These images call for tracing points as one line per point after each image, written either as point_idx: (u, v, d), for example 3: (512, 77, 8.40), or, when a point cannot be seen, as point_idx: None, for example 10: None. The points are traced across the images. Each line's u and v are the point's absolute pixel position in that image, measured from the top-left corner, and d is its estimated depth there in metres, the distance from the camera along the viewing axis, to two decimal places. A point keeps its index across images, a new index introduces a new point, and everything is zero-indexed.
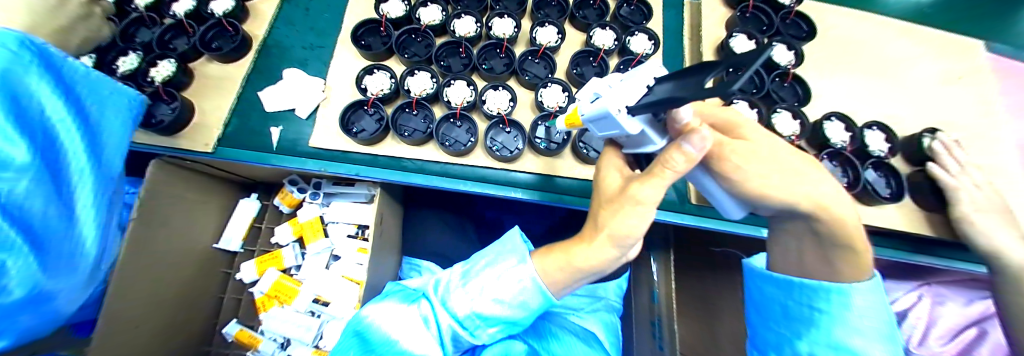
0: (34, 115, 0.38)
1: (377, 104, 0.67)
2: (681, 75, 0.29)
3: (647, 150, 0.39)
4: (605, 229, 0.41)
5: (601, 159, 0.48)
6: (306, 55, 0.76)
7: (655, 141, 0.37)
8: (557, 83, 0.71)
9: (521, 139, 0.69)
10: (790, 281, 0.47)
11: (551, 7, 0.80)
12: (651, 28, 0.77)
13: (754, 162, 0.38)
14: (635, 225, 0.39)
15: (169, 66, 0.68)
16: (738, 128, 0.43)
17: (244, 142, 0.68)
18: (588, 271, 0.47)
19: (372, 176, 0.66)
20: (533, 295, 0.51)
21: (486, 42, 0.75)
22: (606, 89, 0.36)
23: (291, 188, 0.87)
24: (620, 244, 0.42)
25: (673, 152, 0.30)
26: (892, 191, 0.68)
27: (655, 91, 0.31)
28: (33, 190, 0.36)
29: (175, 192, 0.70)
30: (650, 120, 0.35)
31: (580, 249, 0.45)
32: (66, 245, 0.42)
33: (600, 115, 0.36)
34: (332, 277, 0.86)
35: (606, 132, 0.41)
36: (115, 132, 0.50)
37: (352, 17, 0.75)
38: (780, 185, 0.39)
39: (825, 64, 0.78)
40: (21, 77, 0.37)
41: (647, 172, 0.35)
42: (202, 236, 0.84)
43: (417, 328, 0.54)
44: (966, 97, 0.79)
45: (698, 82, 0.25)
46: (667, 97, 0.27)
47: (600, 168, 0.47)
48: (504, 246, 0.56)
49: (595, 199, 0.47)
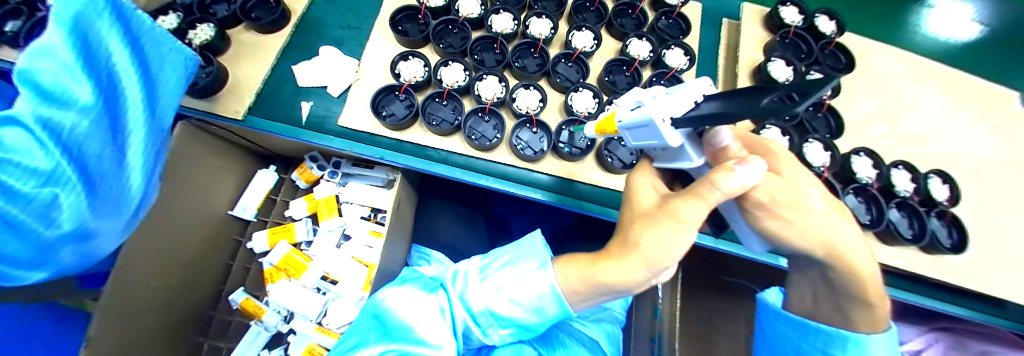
0: (102, 61, 0.41)
1: (408, 90, 0.67)
2: (729, 97, 0.27)
3: (681, 165, 0.38)
4: (638, 247, 0.41)
5: (632, 175, 0.48)
6: (342, 35, 0.77)
7: (692, 157, 0.36)
8: (588, 89, 0.71)
9: (546, 141, 0.69)
10: (806, 325, 0.47)
11: (589, 12, 0.80)
12: (687, 43, 0.76)
13: (783, 199, 0.38)
14: (672, 247, 0.39)
15: (208, 30, 0.69)
16: (775, 152, 0.41)
17: (273, 114, 0.69)
18: (613, 289, 0.46)
19: (396, 160, 0.66)
20: (551, 302, 0.51)
21: (521, 40, 0.75)
22: (650, 97, 0.35)
23: (311, 164, 0.87)
24: (652, 264, 0.41)
25: (724, 172, 0.30)
26: (916, 232, 0.66)
27: (704, 107, 0.31)
28: (91, 132, 0.39)
29: (197, 155, 0.70)
30: (690, 135, 0.35)
31: (609, 265, 0.45)
32: (115, 190, 0.43)
33: (642, 124, 0.35)
34: (342, 257, 0.87)
35: (641, 141, 0.40)
36: (170, 93, 0.51)
37: (392, 1, 0.75)
38: (803, 226, 0.39)
39: (860, 98, 0.77)
40: (95, 23, 0.39)
41: (691, 190, 0.34)
42: (218, 201, 0.84)
43: (431, 318, 0.54)
44: (1000, 148, 0.78)
45: (746, 104, 0.23)
46: (716, 114, 0.27)
47: (632, 185, 0.47)
48: (524, 247, 0.56)
49: (625, 215, 0.47)
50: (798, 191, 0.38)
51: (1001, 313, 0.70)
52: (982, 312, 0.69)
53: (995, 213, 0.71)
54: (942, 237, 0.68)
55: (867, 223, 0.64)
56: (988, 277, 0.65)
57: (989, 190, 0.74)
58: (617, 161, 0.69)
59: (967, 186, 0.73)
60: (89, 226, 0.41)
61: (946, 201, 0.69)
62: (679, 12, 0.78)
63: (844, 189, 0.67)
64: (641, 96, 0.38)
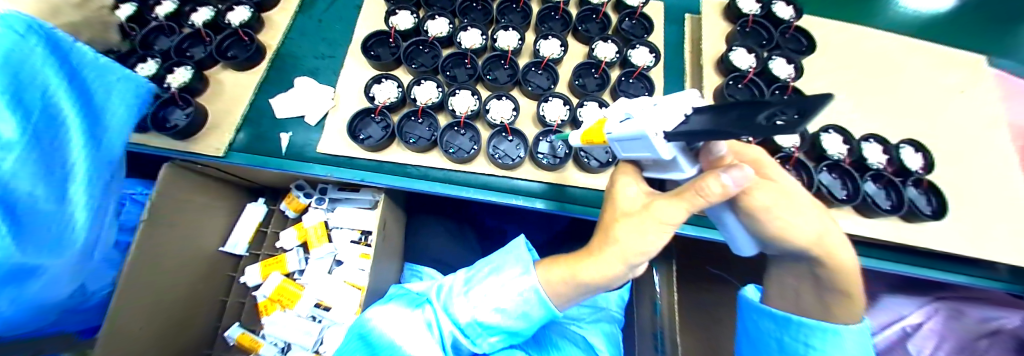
0: (33, 92, 0.40)
1: (383, 111, 0.68)
2: (723, 111, 0.24)
3: (672, 176, 0.38)
4: (617, 244, 0.41)
5: (615, 174, 0.46)
6: (316, 64, 0.79)
7: (684, 168, 0.35)
8: (558, 97, 0.74)
9: (522, 148, 0.71)
10: (787, 318, 0.46)
11: (554, 21, 0.83)
12: (652, 41, 0.79)
13: (775, 204, 0.38)
14: (648, 242, 0.39)
15: (187, 73, 0.71)
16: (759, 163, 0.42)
17: (254, 147, 0.70)
18: (593, 287, 0.47)
19: (376, 181, 0.67)
20: (535, 306, 0.52)
21: (491, 53, 0.77)
22: (643, 110, 0.34)
23: (297, 192, 0.89)
24: (629, 260, 0.42)
25: (712, 178, 0.29)
26: (895, 203, 0.67)
27: (698, 119, 0.28)
28: (20, 167, 0.37)
29: (184, 192, 0.71)
30: (683, 147, 0.34)
31: (589, 262, 0.45)
32: (52, 229, 0.42)
33: (633, 137, 0.34)
34: (334, 282, 0.86)
35: (630, 152, 0.39)
36: (120, 123, 0.52)
37: (362, 27, 0.77)
38: (798, 227, 0.39)
39: (826, 77, 0.79)
40: (27, 56, 0.39)
41: (680, 193, 0.34)
42: (209, 238, 0.85)
43: (420, 333, 0.55)
44: (970, 112, 0.79)
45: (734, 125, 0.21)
46: (706, 130, 0.24)
47: (616, 184, 0.44)
48: (509, 254, 0.56)
49: (607, 214, 0.46)
50: (783, 197, 0.38)
51: (991, 274, 0.70)
52: (976, 277, 0.69)
53: (973, 176, 0.72)
54: (922, 204, 0.69)
55: (843, 198, 0.65)
56: (973, 239, 0.65)
57: (964, 154, 0.75)
58: (594, 162, 0.71)
59: (943, 152, 0.74)
60: (30, 264, 0.40)
61: (920, 169, 0.70)
62: (641, 13, 0.81)
63: (817, 167, 0.68)
64: (633, 109, 0.36)
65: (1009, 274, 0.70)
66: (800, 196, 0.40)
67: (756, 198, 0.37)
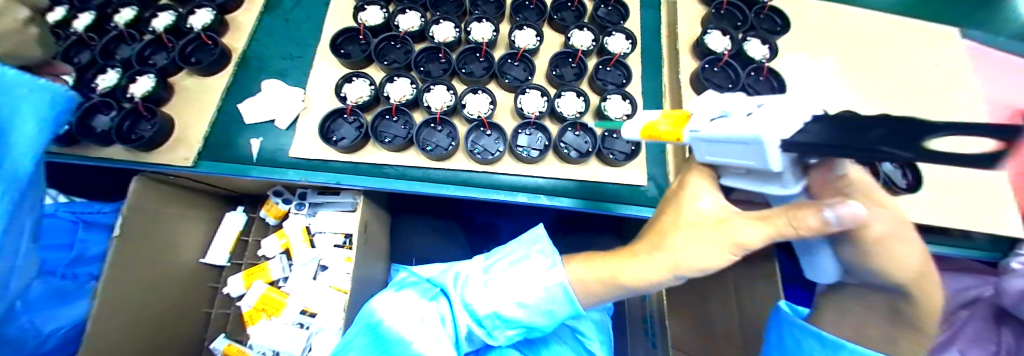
0: None
1: (356, 111, 0.67)
2: (836, 126, 0.23)
3: (764, 191, 0.33)
4: (672, 253, 0.40)
5: (688, 173, 0.42)
6: (284, 66, 0.76)
7: (787, 185, 0.31)
8: (536, 88, 0.73)
9: (501, 142, 0.70)
10: (840, 343, 0.43)
11: (529, 10, 0.81)
12: (628, 27, 0.78)
13: (881, 235, 0.33)
14: (705, 255, 0.38)
15: (149, 81, 0.68)
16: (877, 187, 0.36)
17: (224, 155, 0.68)
18: (631, 289, 0.47)
19: (353, 183, 0.65)
20: (561, 304, 0.52)
21: (465, 46, 0.75)
22: (760, 111, 0.30)
23: (276, 199, 0.87)
24: (679, 269, 0.41)
25: (811, 214, 0.28)
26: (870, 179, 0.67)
27: (810, 129, 0.25)
28: None
29: (156, 205, 0.69)
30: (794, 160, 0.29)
31: (636, 266, 0.44)
32: None
33: (738, 140, 0.30)
34: (320, 288, 0.85)
35: (717, 156, 0.36)
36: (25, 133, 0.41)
37: (331, 25, 0.75)
38: (897, 253, 0.34)
39: (804, 56, 0.78)
40: None
41: (767, 217, 0.33)
42: (187, 251, 0.83)
43: (432, 327, 0.58)
44: (944, 84, 0.80)
45: (879, 145, 0.19)
46: (826, 143, 0.22)
47: (691, 185, 0.40)
48: (532, 247, 0.56)
49: (665, 215, 0.43)
50: (896, 229, 0.33)
51: (965, 243, 0.72)
52: (950, 246, 0.71)
53: None
54: (897, 179, 0.69)
55: None
56: (945, 210, 0.67)
57: None
58: (574, 153, 0.70)
59: None
60: None
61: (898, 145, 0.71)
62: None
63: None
64: (737, 110, 0.33)
65: (981, 241, 0.72)
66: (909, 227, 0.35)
67: (871, 225, 0.32)
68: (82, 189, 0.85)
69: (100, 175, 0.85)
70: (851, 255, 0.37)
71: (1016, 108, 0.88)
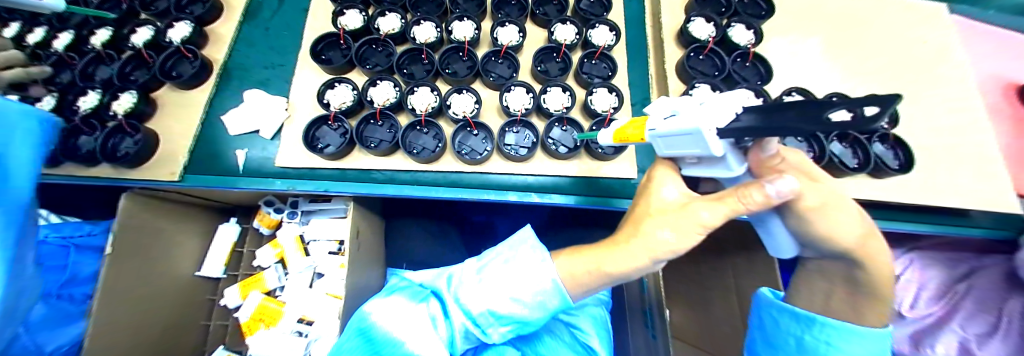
0: None
1: (339, 117, 0.66)
2: (760, 111, 0.28)
3: (716, 174, 0.37)
4: (643, 240, 0.41)
5: (654, 166, 0.45)
6: (267, 75, 0.76)
7: (732, 167, 0.34)
8: (521, 85, 0.72)
9: (489, 141, 0.69)
10: (811, 317, 0.45)
11: (511, 6, 0.80)
12: (611, 19, 0.78)
13: (821, 208, 0.35)
14: (675, 239, 0.39)
15: (130, 98, 0.68)
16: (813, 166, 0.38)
17: (210, 168, 0.67)
18: (615, 278, 0.47)
19: (340, 190, 0.65)
20: (551, 296, 0.51)
21: (448, 46, 0.74)
22: (692, 108, 0.33)
23: (268, 209, 0.87)
24: (655, 256, 0.42)
25: (755, 189, 0.30)
26: (860, 160, 0.67)
27: (742, 118, 0.30)
28: None
29: (147, 222, 0.69)
30: (735, 143, 0.33)
31: (613, 255, 0.45)
32: None
33: (681, 133, 0.33)
34: (317, 295, 0.85)
35: (672, 149, 0.39)
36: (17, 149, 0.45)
37: (311, 31, 0.74)
38: (837, 223, 0.36)
39: (791, 38, 0.78)
40: None
41: (721, 198, 0.35)
42: (182, 265, 0.82)
43: (425, 328, 0.58)
44: (931, 61, 0.79)
45: (778, 123, 0.24)
46: (758, 127, 0.26)
47: (657, 176, 0.43)
48: (522, 245, 0.55)
49: (638, 205, 0.45)
50: (833, 202, 0.35)
51: (956, 220, 0.72)
52: (941, 224, 0.71)
53: (934, 126, 0.73)
54: (888, 159, 0.69)
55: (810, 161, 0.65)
56: (936, 188, 0.67)
57: (926, 104, 0.75)
58: (561, 148, 0.70)
59: (906, 105, 0.75)
60: None
61: (885, 124, 0.70)
62: None
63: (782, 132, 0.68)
64: (675, 106, 0.36)
65: (973, 217, 0.72)
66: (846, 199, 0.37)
67: (806, 199, 0.34)
68: (74, 209, 0.84)
69: (89, 194, 0.84)
70: (831, 240, 0.37)
71: (1003, 81, 0.88)
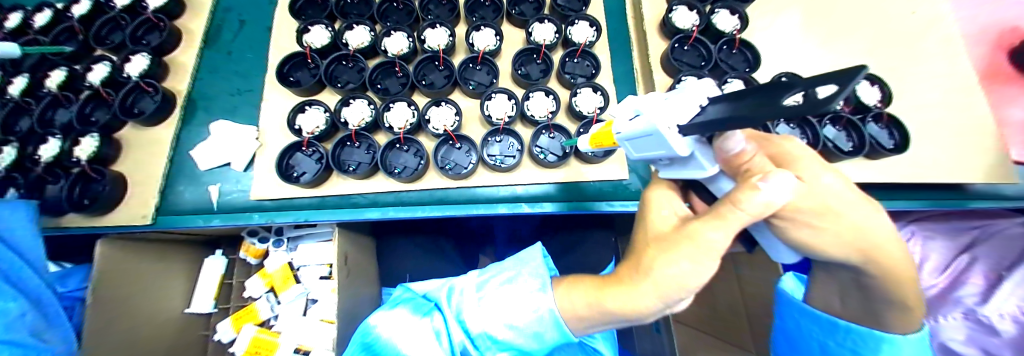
0: None
1: (313, 143, 0.63)
2: (726, 97, 0.27)
3: (691, 175, 0.38)
4: (650, 276, 0.37)
5: (648, 190, 0.44)
6: (234, 102, 0.72)
7: (704, 166, 0.35)
8: (502, 92, 0.69)
9: (473, 154, 0.66)
10: (834, 324, 0.45)
11: (485, 8, 0.76)
12: (591, 14, 0.74)
13: (812, 210, 0.32)
14: (688, 271, 0.35)
15: (91, 141, 0.64)
16: (795, 157, 0.35)
17: (185, 206, 0.65)
18: (622, 317, 0.43)
19: (323, 219, 0.62)
20: (550, 328, 0.51)
21: (422, 56, 0.70)
22: (652, 105, 0.34)
23: (251, 239, 0.84)
24: (668, 292, 0.37)
25: (750, 191, 0.28)
26: (856, 144, 0.65)
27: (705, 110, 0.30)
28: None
29: (128, 267, 0.66)
30: (698, 141, 0.34)
31: (620, 291, 0.40)
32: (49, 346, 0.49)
33: (643, 134, 0.35)
34: (312, 323, 0.84)
35: (643, 152, 0.41)
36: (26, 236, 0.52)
37: (276, 51, 0.70)
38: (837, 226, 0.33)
39: (776, 19, 0.75)
40: None
41: (712, 211, 0.32)
42: (171, 305, 0.80)
43: (428, 343, 0.56)
44: (928, 28, 0.76)
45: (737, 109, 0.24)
46: (720, 119, 0.26)
47: (651, 199, 0.42)
48: (527, 265, 0.55)
49: (640, 234, 0.43)
50: (828, 200, 0.32)
51: (952, 194, 0.71)
52: (942, 200, 0.70)
53: (927, 100, 0.71)
54: (884, 140, 0.67)
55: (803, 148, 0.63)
56: (932, 165, 0.66)
57: (918, 77, 0.73)
58: (548, 155, 0.67)
59: (897, 80, 0.73)
60: None
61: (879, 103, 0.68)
62: None
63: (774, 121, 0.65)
64: (636, 105, 0.38)
65: (973, 190, 0.70)
66: (847, 189, 0.33)
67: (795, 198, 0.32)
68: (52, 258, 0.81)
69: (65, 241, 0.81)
70: (834, 247, 0.35)
71: (998, 44, 0.85)
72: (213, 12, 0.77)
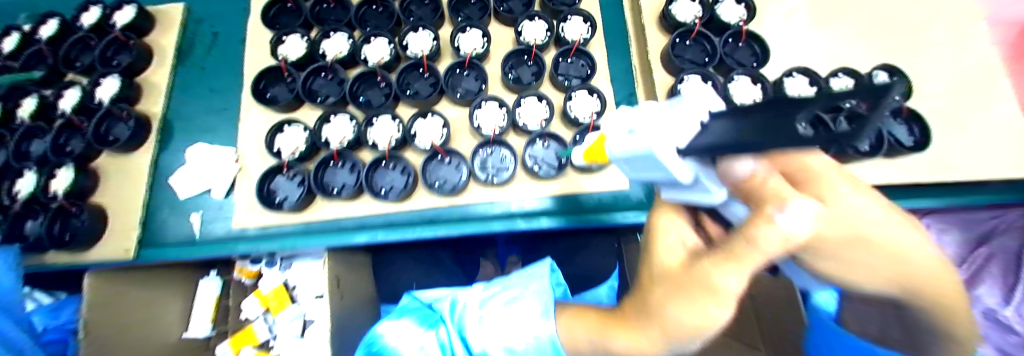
0: None
1: (293, 165, 0.59)
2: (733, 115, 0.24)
3: (699, 201, 0.33)
4: (659, 319, 0.33)
5: (655, 214, 0.39)
6: (209, 122, 0.67)
7: (711, 191, 0.30)
8: (493, 99, 0.64)
9: (464, 169, 0.62)
10: None
11: (470, 6, 0.70)
12: (585, 8, 0.68)
13: (843, 241, 0.27)
14: (702, 318, 0.30)
15: (66, 174, 0.59)
16: (817, 178, 0.30)
17: (168, 238, 0.61)
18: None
19: (310, 246, 0.58)
20: None
21: (405, 63, 0.65)
22: (647, 123, 0.29)
23: (243, 261, 0.82)
24: (681, 337, 0.33)
25: (765, 227, 0.24)
26: (874, 143, 0.59)
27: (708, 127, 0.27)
28: None
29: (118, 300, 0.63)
30: (703, 161, 0.29)
31: (627, 331, 0.37)
32: None
33: (639, 156, 0.30)
34: (312, 343, 0.81)
35: (640, 172, 0.36)
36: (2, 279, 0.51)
37: (251, 66, 0.64)
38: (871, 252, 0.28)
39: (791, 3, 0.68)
40: None
41: (723, 249, 0.27)
42: (168, 333, 0.78)
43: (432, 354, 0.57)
44: (932, 13, 0.66)
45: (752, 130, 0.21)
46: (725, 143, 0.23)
47: (655, 225, 0.37)
48: (534, 282, 0.56)
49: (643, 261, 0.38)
50: (857, 227, 0.27)
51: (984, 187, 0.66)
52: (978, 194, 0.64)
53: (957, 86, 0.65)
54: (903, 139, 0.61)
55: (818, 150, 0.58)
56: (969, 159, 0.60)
57: None
58: (542, 168, 0.63)
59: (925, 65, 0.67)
60: None
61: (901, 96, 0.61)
62: None
63: None
64: (631, 120, 0.34)
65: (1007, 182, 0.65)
66: (876, 212, 0.29)
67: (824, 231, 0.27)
68: None
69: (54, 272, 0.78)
70: (868, 274, 0.31)
71: None
72: (183, 22, 0.69)
